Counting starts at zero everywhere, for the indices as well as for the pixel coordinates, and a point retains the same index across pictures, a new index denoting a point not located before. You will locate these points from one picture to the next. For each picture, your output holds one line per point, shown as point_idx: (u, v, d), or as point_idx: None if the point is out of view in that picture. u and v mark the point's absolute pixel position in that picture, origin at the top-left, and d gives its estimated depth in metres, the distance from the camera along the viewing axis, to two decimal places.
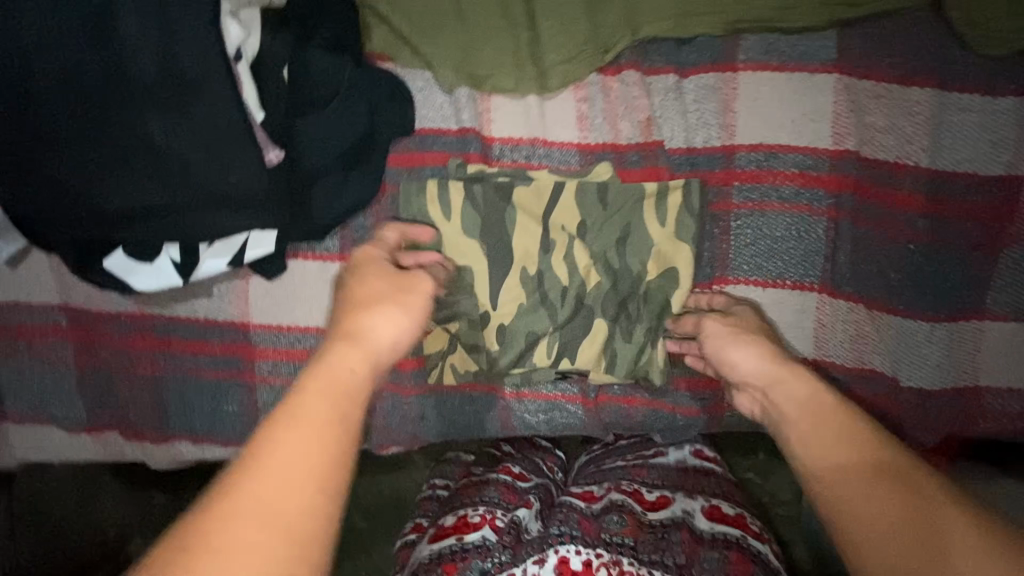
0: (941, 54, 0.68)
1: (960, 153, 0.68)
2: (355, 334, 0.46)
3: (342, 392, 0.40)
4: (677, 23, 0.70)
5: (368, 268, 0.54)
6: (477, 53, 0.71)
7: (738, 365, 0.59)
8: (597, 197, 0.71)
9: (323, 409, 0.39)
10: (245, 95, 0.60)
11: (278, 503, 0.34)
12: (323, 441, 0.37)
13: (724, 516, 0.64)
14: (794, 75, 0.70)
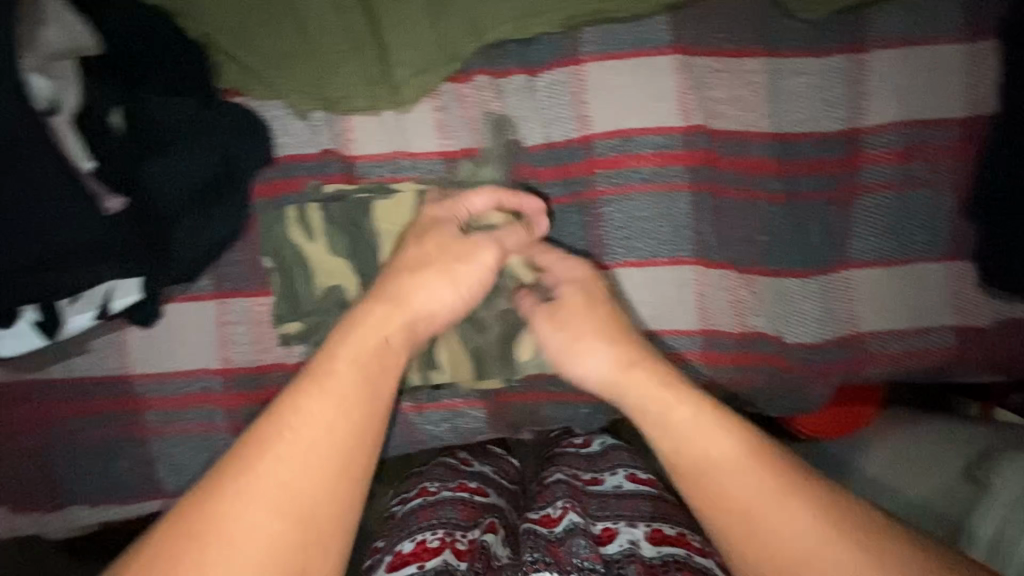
0: (769, 24, 0.71)
1: (800, 114, 0.71)
2: (407, 299, 0.62)
3: (371, 371, 0.57)
4: (519, 24, 0.71)
5: (429, 237, 0.66)
6: (328, 76, 0.71)
7: (580, 359, 0.67)
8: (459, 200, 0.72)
9: (355, 390, 0.56)
10: (67, 146, 0.61)
11: (316, 477, 0.52)
12: (371, 385, 0.56)
13: (667, 537, 0.66)
14: (635, 61, 0.72)
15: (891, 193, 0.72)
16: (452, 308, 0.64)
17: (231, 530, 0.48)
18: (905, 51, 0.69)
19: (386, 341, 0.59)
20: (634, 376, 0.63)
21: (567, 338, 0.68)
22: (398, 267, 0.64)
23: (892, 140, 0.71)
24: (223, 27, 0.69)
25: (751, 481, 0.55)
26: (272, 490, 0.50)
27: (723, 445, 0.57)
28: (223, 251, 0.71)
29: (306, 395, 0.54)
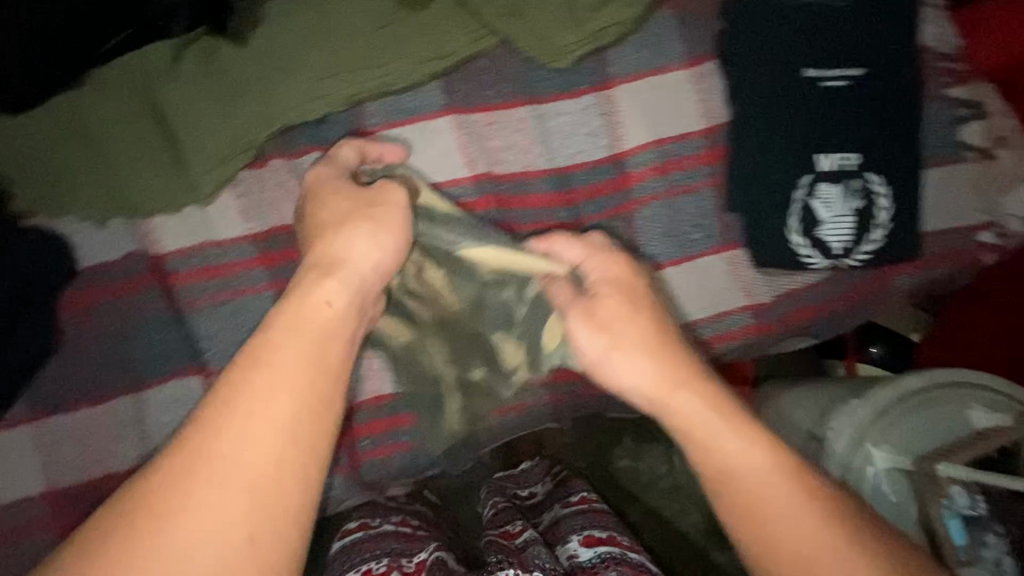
0: (527, 76, 0.80)
1: (570, 149, 0.80)
2: (340, 258, 0.62)
3: (319, 334, 0.56)
4: (304, 109, 0.78)
5: (326, 191, 0.69)
6: (126, 184, 0.75)
7: (619, 370, 0.66)
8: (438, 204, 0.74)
9: (303, 347, 0.54)
10: None
11: (264, 435, 0.49)
12: (319, 347, 0.55)
13: (601, 539, 0.67)
14: (417, 124, 0.79)
15: (664, 201, 0.81)
16: (390, 255, 0.65)
17: (197, 502, 0.46)
18: (646, 81, 0.80)
19: (329, 303, 0.58)
20: (677, 400, 0.62)
21: (595, 330, 0.68)
22: (332, 227, 0.65)
23: (655, 157, 0.80)
24: (16, 158, 0.74)
25: (771, 492, 0.55)
26: (230, 465, 0.47)
27: (744, 455, 0.57)
28: (34, 370, 0.71)
29: (251, 367, 0.51)
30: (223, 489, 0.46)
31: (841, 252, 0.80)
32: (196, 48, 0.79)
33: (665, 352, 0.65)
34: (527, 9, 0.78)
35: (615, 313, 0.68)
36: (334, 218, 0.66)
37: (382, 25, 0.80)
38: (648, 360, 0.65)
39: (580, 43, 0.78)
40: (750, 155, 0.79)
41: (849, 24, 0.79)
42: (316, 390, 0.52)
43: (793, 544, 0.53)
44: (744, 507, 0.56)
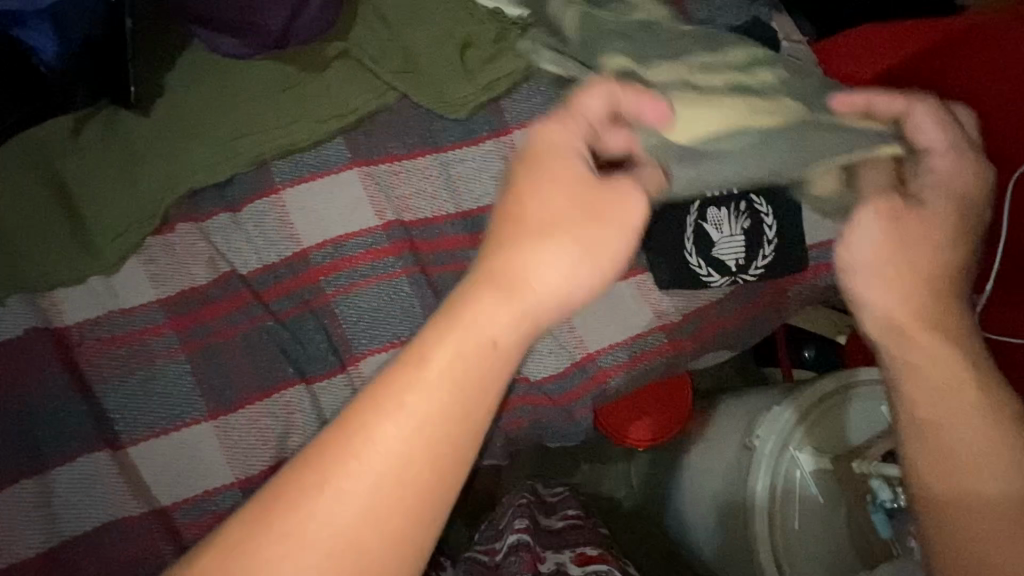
0: (429, 126, 0.85)
1: (476, 192, 0.84)
2: (521, 279, 0.47)
3: (479, 370, 0.45)
4: (210, 171, 0.80)
5: (548, 167, 0.51)
6: (24, 260, 0.74)
7: (886, 292, 0.60)
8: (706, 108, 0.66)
9: (460, 379, 0.45)
10: None
11: (406, 469, 0.43)
12: (474, 345, 0.45)
13: (590, 557, 0.86)
14: (323, 179, 0.82)
15: None
16: (584, 281, 0.49)
17: (301, 534, 0.41)
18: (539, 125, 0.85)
19: (494, 344, 0.46)
20: (919, 297, 0.59)
21: (884, 249, 0.60)
22: (510, 238, 0.49)
23: None
24: None
25: (1010, 458, 0.55)
26: (339, 506, 0.42)
27: (938, 372, 0.57)
28: None
29: (393, 379, 0.44)
30: (350, 510, 0.42)
31: (735, 268, 0.84)
32: (94, 121, 0.82)
33: (901, 293, 0.60)
34: (418, 68, 0.85)
35: (913, 231, 0.60)
36: (540, 198, 0.49)
37: (284, 88, 0.84)
38: (877, 278, 0.60)
39: (478, 92, 0.85)
40: None
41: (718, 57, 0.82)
42: (466, 397, 0.45)
43: (977, 486, 0.55)
44: (930, 422, 0.57)
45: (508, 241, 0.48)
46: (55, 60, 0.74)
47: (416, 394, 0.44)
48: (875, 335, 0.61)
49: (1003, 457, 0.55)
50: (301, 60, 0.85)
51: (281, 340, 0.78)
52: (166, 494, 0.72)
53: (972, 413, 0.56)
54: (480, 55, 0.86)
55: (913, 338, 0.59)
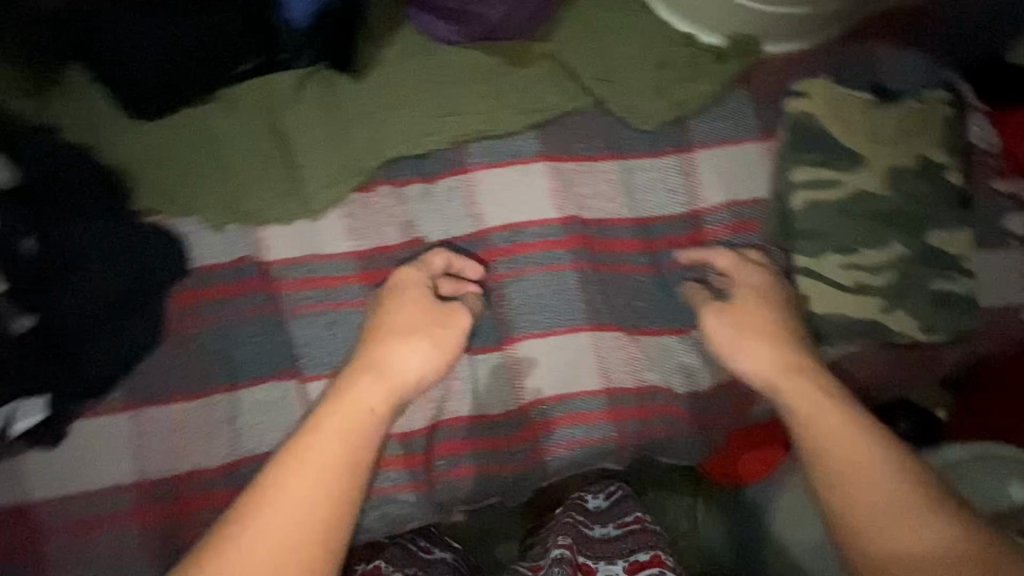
0: (619, 133, 0.88)
1: (653, 202, 0.86)
2: (390, 366, 0.70)
3: (355, 424, 0.64)
4: (414, 144, 0.86)
5: (404, 295, 0.76)
6: (243, 193, 0.80)
7: (745, 362, 0.75)
8: (842, 215, 0.83)
9: (338, 442, 0.63)
10: None
11: (275, 536, 0.57)
12: (357, 414, 0.65)
13: (642, 564, 0.68)
14: (513, 167, 0.86)
15: (739, 257, 0.86)
16: (432, 369, 0.73)
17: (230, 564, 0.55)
18: (724, 149, 0.87)
19: (374, 408, 0.66)
20: (792, 382, 0.71)
21: (736, 337, 0.76)
22: (386, 325, 0.73)
23: (729, 217, 0.86)
24: (148, 160, 0.80)
25: (880, 474, 0.62)
26: (265, 536, 0.57)
27: (834, 426, 0.66)
28: (135, 362, 0.73)
29: (308, 426, 0.63)
30: (262, 534, 0.57)
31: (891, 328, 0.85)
32: (313, 81, 0.87)
33: (795, 363, 0.73)
34: (618, 77, 0.89)
35: (748, 321, 0.77)
36: (399, 319, 0.74)
37: (490, 77, 0.89)
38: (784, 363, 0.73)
39: (669, 110, 0.88)
40: (829, 218, 0.83)
41: (904, 139, 0.84)
42: (341, 467, 0.61)
43: (899, 548, 0.58)
44: (839, 458, 0.64)
45: (376, 346, 0.72)
46: (300, 20, 0.82)
47: (326, 437, 0.62)
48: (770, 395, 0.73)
49: (908, 506, 0.59)
50: (507, 54, 0.90)
51: None
52: None
53: (862, 437, 0.64)
54: (676, 76, 0.90)
55: (807, 419, 0.68)
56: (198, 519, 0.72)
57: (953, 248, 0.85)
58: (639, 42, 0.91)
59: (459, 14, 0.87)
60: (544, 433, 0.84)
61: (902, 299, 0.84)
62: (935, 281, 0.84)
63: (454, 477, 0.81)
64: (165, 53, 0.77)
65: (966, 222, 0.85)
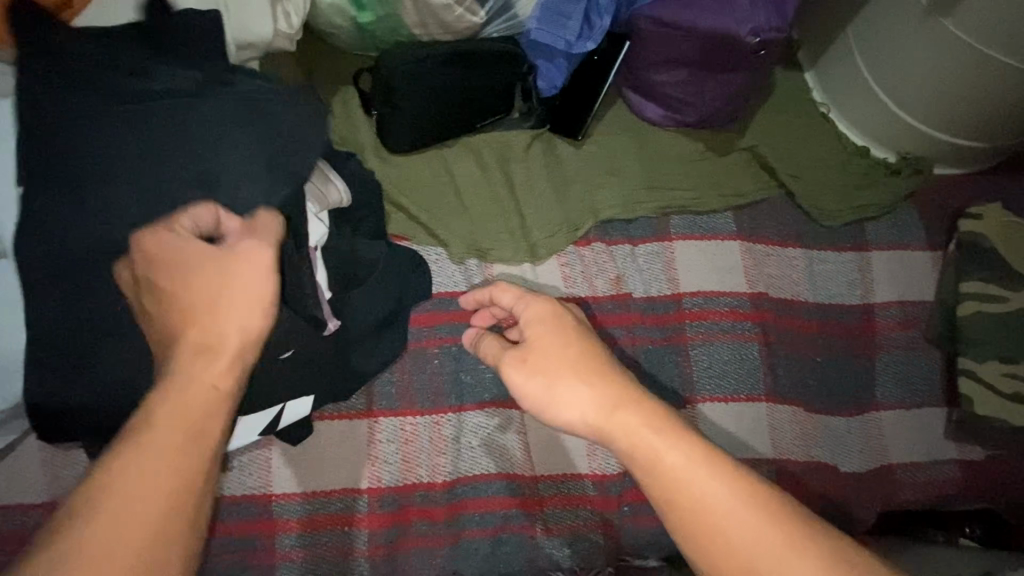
0: (804, 225, 0.98)
1: (829, 291, 0.96)
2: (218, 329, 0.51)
3: (193, 405, 0.48)
4: (626, 207, 0.95)
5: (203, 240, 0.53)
6: (479, 231, 0.90)
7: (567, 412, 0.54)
8: (1004, 325, 0.91)
9: (176, 426, 0.47)
10: (319, 277, 0.68)
11: (103, 554, 0.41)
12: (192, 394, 0.48)
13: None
14: (709, 241, 0.96)
15: (902, 351, 0.95)
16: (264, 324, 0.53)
17: None
18: (896, 253, 0.98)
19: (217, 385, 0.50)
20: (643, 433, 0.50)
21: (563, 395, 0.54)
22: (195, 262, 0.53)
23: (898, 313, 0.96)
24: (402, 190, 0.89)
25: None
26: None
27: (709, 505, 0.46)
28: (380, 374, 0.78)
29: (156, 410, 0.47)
30: (99, 531, 0.42)
31: None
32: (540, 141, 0.98)
33: (636, 395, 0.52)
34: (807, 176, 1.00)
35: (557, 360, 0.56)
36: (198, 281, 0.52)
37: (695, 158, 1.00)
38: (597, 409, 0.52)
39: (850, 212, 0.99)
40: (995, 328, 0.91)
41: None
42: (185, 460, 0.46)
43: None
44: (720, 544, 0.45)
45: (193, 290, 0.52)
46: (548, 90, 0.93)
47: (162, 445, 0.46)
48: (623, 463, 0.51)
49: None
50: (711, 141, 1.01)
51: (648, 363, 0.90)
52: (541, 465, 0.81)
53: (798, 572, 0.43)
54: (855, 183, 1.01)
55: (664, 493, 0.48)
56: (412, 529, 0.76)
57: None
58: (822, 148, 1.03)
59: (678, 102, 0.97)
60: None
61: None
62: None
63: (637, 524, 0.83)
64: (438, 101, 0.87)
65: None
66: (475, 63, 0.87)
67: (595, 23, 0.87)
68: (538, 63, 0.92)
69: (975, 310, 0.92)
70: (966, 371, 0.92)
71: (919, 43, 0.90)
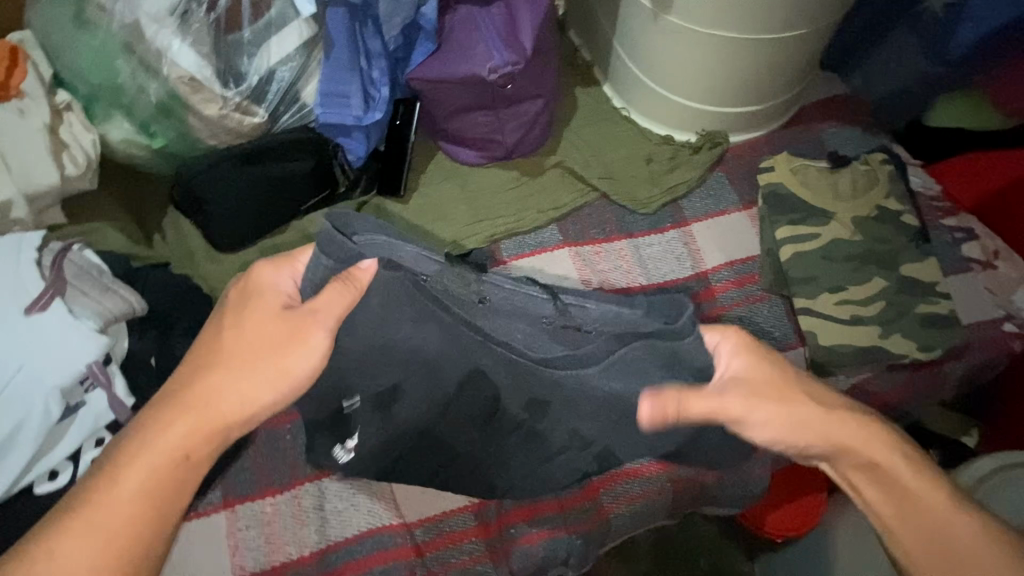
0: (624, 218, 1.06)
1: (662, 269, 1.03)
2: (240, 360, 0.58)
3: (203, 427, 0.57)
4: (457, 245, 1.02)
5: (248, 310, 0.60)
6: None
7: (784, 425, 0.62)
8: (824, 258, 0.97)
9: (181, 434, 0.56)
10: (116, 387, 0.70)
11: (107, 522, 0.53)
12: (204, 414, 0.57)
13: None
14: (539, 255, 1.03)
15: (744, 307, 1.00)
16: (294, 373, 0.59)
17: (66, 552, 0.51)
18: (714, 221, 1.06)
19: (220, 407, 0.57)
20: (843, 429, 0.62)
21: (782, 412, 0.61)
22: (242, 322, 0.59)
23: (730, 274, 1.02)
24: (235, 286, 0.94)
25: (986, 545, 0.58)
26: (78, 543, 0.52)
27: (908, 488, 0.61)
28: (231, 463, 0.80)
29: (99, 483, 0.54)
30: (115, 493, 0.54)
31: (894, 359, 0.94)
32: (369, 206, 1.04)
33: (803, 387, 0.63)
34: (618, 174, 1.08)
35: (770, 391, 0.62)
36: (235, 317, 0.60)
37: (512, 186, 1.07)
38: (822, 426, 0.62)
39: (662, 194, 1.06)
40: (817, 263, 0.97)
41: (859, 200, 1.00)
42: (169, 470, 0.55)
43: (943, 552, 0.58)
44: (896, 518, 0.61)
45: (212, 356, 0.59)
46: (358, 161, 0.97)
47: (149, 448, 0.56)
48: (823, 457, 0.64)
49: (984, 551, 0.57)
50: (525, 167, 1.09)
51: None
52: (410, 511, 0.82)
53: (917, 484, 0.61)
54: (662, 168, 1.09)
55: (881, 473, 0.62)
56: None
57: (925, 276, 0.98)
58: (628, 146, 1.12)
59: (484, 141, 1.04)
60: (602, 492, 0.87)
61: (898, 325, 0.95)
62: (924, 306, 0.96)
63: (524, 542, 0.84)
64: (251, 198, 0.93)
65: (929, 251, 0.99)
66: (272, 156, 0.92)
67: (374, 95, 0.93)
68: (338, 140, 0.95)
69: (794, 255, 0.98)
70: (806, 310, 0.96)
71: (665, 39, 1.00)
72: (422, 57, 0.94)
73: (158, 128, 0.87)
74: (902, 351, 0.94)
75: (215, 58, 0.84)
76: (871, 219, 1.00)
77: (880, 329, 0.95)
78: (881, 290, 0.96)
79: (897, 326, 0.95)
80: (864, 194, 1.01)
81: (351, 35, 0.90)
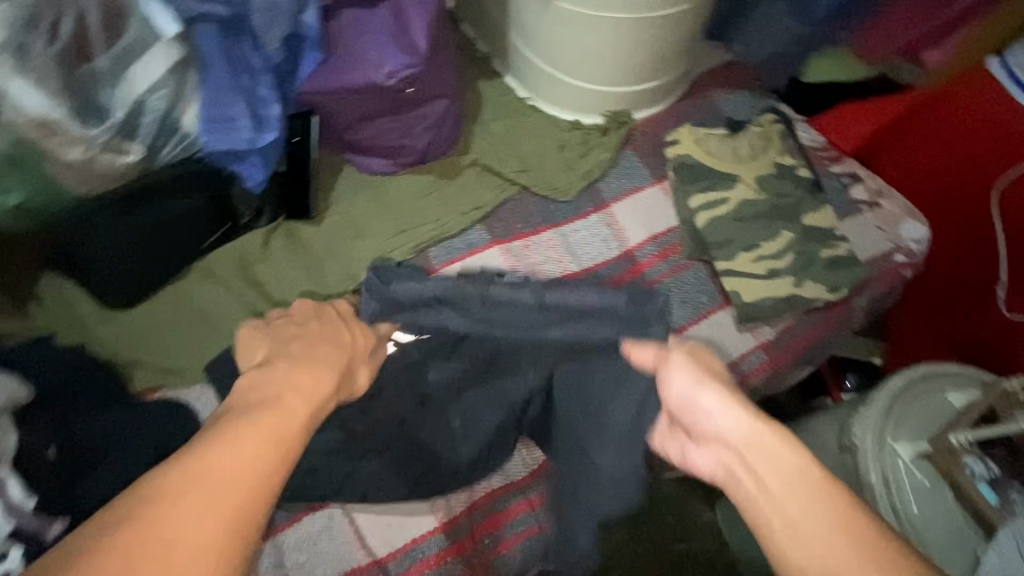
0: (547, 208, 1.06)
1: (591, 253, 1.04)
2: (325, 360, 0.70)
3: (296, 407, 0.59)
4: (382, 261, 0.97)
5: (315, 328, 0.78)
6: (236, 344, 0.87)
7: (709, 412, 0.61)
8: (736, 219, 1.03)
9: (279, 409, 0.58)
10: (10, 491, 0.64)
11: (224, 487, 0.50)
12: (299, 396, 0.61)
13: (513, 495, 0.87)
14: (469, 258, 1.01)
15: (670, 279, 1.04)
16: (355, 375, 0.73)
17: (176, 524, 0.47)
18: (632, 198, 1.08)
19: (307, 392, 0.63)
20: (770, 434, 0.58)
21: (698, 384, 0.63)
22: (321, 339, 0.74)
23: (654, 248, 1.06)
24: (140, 346, 0.86)
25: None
26: (181, 514, 0.47)
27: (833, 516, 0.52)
28: None
29: (206, 447, 0.52)
30: (219, 463, 0.51)
31: (809, 303, 1.02)
32: (279, 233, 0.97)
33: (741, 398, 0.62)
34: (534, 165, 1.08)
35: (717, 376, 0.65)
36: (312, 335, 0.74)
37: (429, 191, 1.03)
38: (743, 425, 0.59)
39: (579, 180, 1.07)
40: (730, 226, 1.02)
41: (757, 160, 1.07)
42: (270, 444, 0.54)
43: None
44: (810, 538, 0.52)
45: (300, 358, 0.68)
46: (259, 188, 0.88)
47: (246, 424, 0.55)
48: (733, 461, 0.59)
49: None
50: (440, 170, 1.05)
51: None
52: (380, 546, 0.80)
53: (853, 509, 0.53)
54: (576, 153, 1.10)
55: (797, 488, 0.55)
56: None
57: (824, 223, 1.06)
58: (539, 136, 1.12)
59: (393, 148, 1.00)
60: None
61: (809, 271, 1.02)
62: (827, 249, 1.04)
63: (500, 551, 0.83)
64: (142, 244, 0.84)
65: (824, 200, 1.08)
66: (159, 197, 0.83)
67: (266, 114, 0.85)
68: (234, 167, 0.87)
69: (706, 223, 1.03)
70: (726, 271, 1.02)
71: (558, 24, 1.00)
72: (311, 67, 0.87)
73: (10, 182, 0.75)
74: (815, 294, 1.02)
75: (65, 94, 0.74)
76: (770, 177, 1.06)
77: (794, 277, 1.02)
78: (790, 241, 1.03)
79: (806, 273, 1.02)
80: (761, 154, 1.08)
81: (227, 53, 0.82)
